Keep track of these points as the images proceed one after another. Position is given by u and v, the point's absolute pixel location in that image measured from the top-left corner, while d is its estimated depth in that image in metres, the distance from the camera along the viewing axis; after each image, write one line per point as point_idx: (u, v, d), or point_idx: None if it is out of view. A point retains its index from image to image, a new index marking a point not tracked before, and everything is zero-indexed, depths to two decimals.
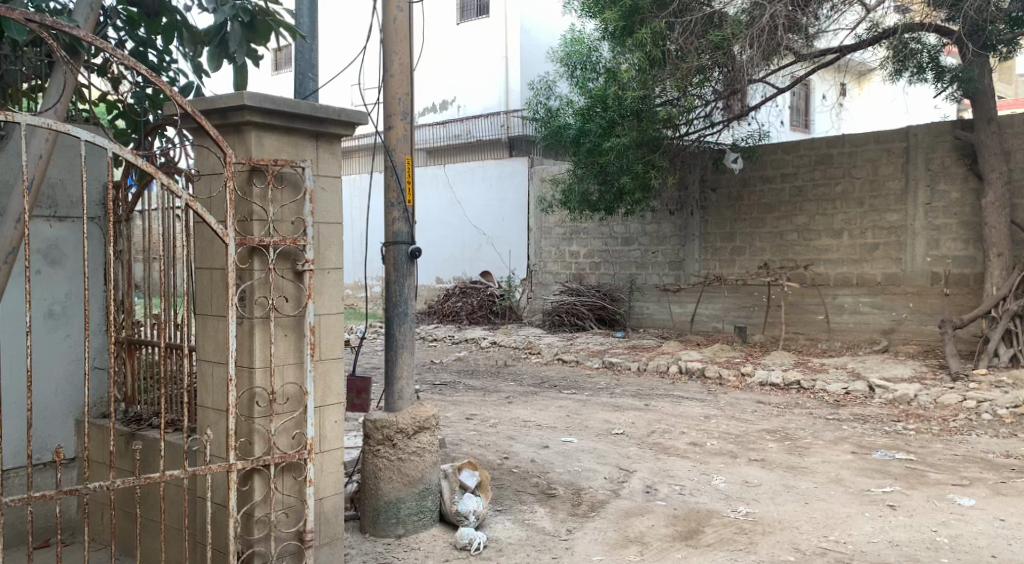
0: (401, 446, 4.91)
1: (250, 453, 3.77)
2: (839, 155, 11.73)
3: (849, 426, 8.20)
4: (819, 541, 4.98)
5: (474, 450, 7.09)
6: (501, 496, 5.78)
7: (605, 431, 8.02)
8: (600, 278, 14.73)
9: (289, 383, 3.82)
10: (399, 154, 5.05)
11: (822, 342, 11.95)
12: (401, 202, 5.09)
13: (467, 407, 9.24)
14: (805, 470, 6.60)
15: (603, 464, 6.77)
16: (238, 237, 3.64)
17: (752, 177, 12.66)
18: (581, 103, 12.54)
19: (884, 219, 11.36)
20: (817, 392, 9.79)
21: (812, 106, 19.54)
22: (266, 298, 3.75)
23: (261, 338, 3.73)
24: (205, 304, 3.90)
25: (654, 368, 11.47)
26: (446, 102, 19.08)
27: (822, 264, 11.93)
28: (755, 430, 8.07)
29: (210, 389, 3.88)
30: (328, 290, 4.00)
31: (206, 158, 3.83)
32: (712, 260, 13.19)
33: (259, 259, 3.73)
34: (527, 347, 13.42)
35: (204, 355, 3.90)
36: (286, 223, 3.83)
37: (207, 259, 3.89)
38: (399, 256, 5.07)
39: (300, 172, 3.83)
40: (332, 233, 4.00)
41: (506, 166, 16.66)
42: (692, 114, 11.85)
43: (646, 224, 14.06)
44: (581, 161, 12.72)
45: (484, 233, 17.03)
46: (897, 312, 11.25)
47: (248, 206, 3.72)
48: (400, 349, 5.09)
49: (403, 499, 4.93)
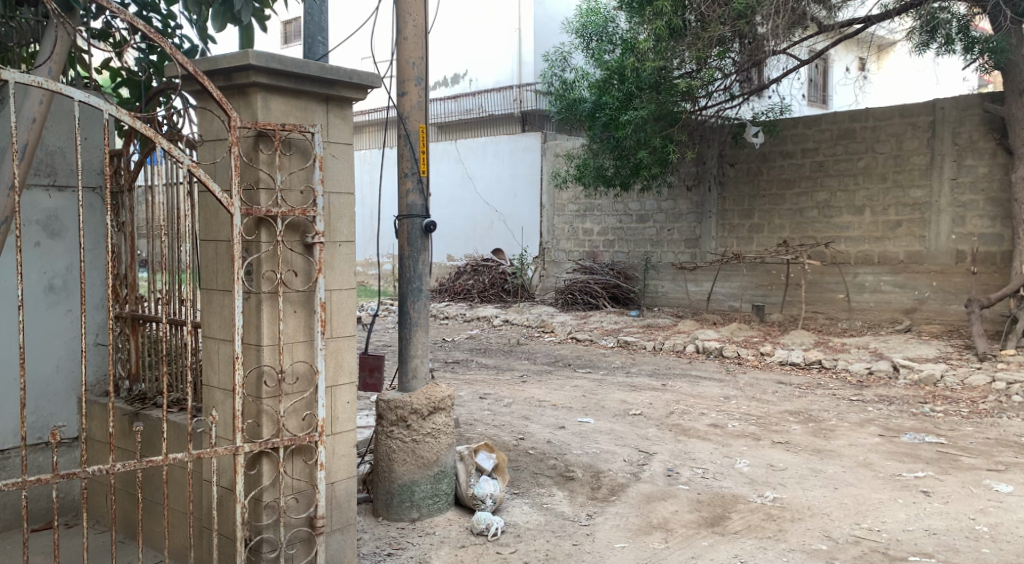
0: (415, 427, 4.71)
1: (258, 436, 3.55)
2: (862, 130, 11.40)
3: (874, 408, 7.96)
4: (852, 529, 4.76)
5: (488, 430, 6.89)
6: (518, 478, 5.59)
7: (622, 412, 7.80)
8: (613, 255, 14.47)
9: (299, 361, 3.61)
10: (413, 122, 4.81)
11: (842, 321, 11.68)
12: (416, 172, 4.86)
13: (480, 386, 9.05)
14: (832, 453, 6.38)
15: (622, 445, 6.56)
16: (245, 206, 3.41)
17: (771, 153, 12.35)
18: (597, 77, 12.19)
19: (908, 196, 11.04)
20: (839, 372, 9.56)
21: (831, 81, 19.13)
22: (274, 272, 3.53)
23: (268, 314, 3.52)
24: (209, 278, 3.68)
25: (670, 347, 11.24)
26: (458, 76, 18.75)
27: (843, 241, 11.66)
28: (777, 411, 7.85)
29: (216, 368, 3.67)
30: (339, 265, 3.78)
31: (210, 122, 3.59)
32: (729, 238, 12.91)
33: (266, 230, 3.51)
34: (540, 325, 13.21)
35: (210, 332, 3.69)
36: (295, 192, 3.60)
37: (212, 230, 3.67)
38: (413, 230, 4.84)
39: (310, 139, 3.60)
40: (343, 203, 3.78)
41: (519, 141, 16.17)
42: (712, 87, 11.61)
43: (661, 201, 13.77)
44: (597, 134, 12.43)
45: (496, 210, 16.75)
46: (920, 291, 10.98)
47: (254, 173, 3.50)
48: (415, 326, 4.88)
49: (417, 482, 4.73)
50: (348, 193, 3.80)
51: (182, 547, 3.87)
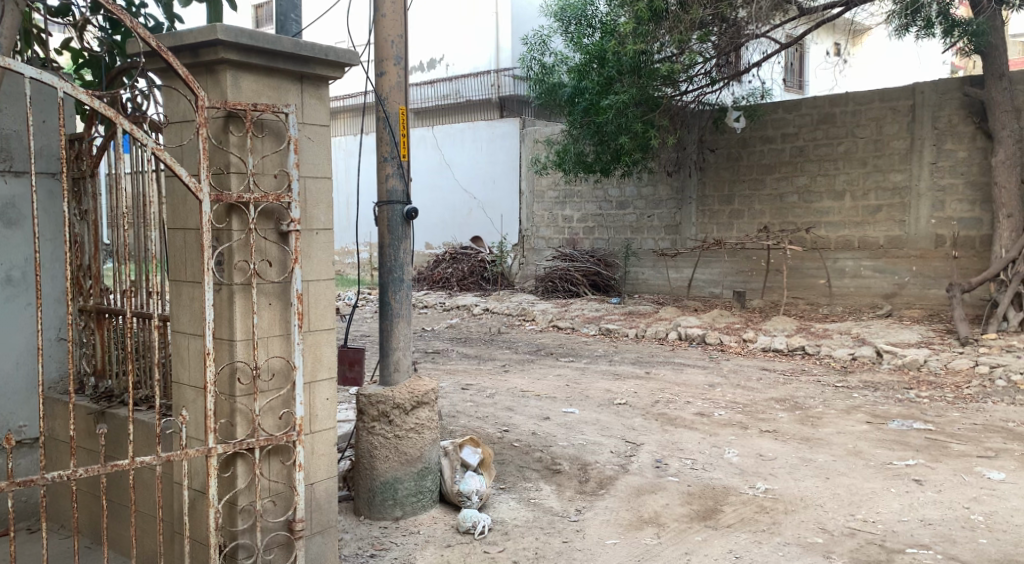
0: (397, 423, 4.54)
1: (232, 436, 3.36)
2: (842, 115, 11.32)
3: (860, 394, 7.88)
4: (846, 520, 4.65)
5: (471, 422, 6.73)
6: (503, 472, 5.44)
7: (607, 402, 7.66)
8: (593, 242, 14.35)
9: (275, 356, 3.41)
10: (392, 103, 4.60)
11: (823, 306, 11.62)
12: (396, 156, 4.66)
13: (462, 377, 8.88)
14: (821, 441, 6.27)
15: (608, 436, 6.42)
16: (214, 193, 3.20)
17: (751, 138, 12.24)
18: (576, 62, 11.96)
19: (888, 180, 10.99)
20: (822, 358, 9.49)
21: (807, 68, 19.08)
22: (247, 262, 3.32)
23: (241, 307, 3.32)
24: (178, 269, 3.47)
25: (653, 334, 11.13)
26: (434, 61, 18.47)
27: (824, 227, 11.58)
28: (763, 399, 7.75)
29: (187, 364, 3.47)
30: (317, 254, 3.59)
31: (175, 102, 3.38)
32: (709, 223, 12.81)
33: (238, 218, 3.30)
34: (521, 313, 13.06)
35: (179, 325, 3.48)
36: (268, 177, 3.40)
37: (180, 218, 3.45)
38: (394, 217, 4.65)
39: (284, 120, 3.39)
40: (321, 188, 3.58)
41: (497, 127, 15.92)
42: (692, 71, 11.55)
43: (641, 186, 13.64)
44: (576, 120, 12.22)
45: (474, 197, 16.51)
46: (900, 276, 10.94)
47: (224, 156, 3.28)
48: (396, 318, 4.69)
49: (400, 479, 4.56)
50: (325, 177, 3.60)
51: (152, 554, 3.67)
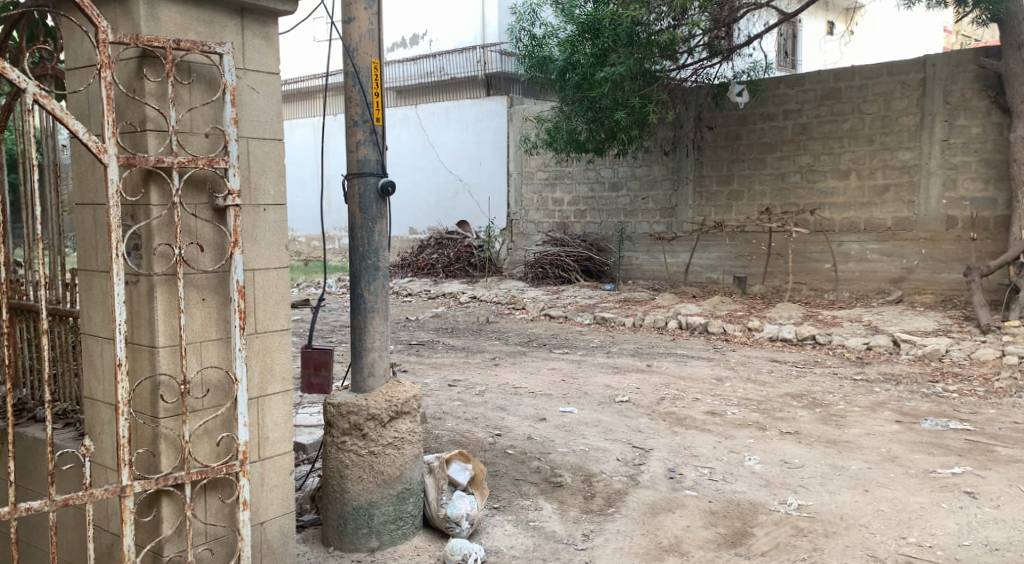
0: (373, 437, 3.85)
1: (154, 468, 2.71)
2: (848, 90, 10.63)
3: (881, 388, 7.20)
4: (898, 546, 3.98)
5: (460, 425, 6.04)
6: (497, 487, 4.75)
7: (608, 399, 6.98)
8: (585, 226, 13.63)
9: (210, 365, 2.76)
10: (363, 56, 3.88)
11: (828, 293, 10.96)
12: (368, 120, 3.92)
13: (448, 372, 8.17)
14: (850, 445, 5.58)
15: (612, 440, 5.74)
16: (124, 157, 2.54)
17: (752, 115, 11.54)
18: (567, 32, 11.11)
19: (897, 158, 10.31)
20: (834, 349, 8.82)
21: (800, 45, 18.35)
22: (170, 247, 2.67)
23: (164, 304, 2.66)
24: (89, 255, 2.84)
25: (651, 323, 10.46)
26: (417, 36, 17.73)
27: (828, 208, 10.90)
28: (777, 394, 7.07)
29: (104, 375, 2.84)
30: (264, 236, 2.94)
31: (83, 45, 2.73)
32: (706, 206, 12.10)
33: (157, 187, 2.64)
34: (510, 301, 12.34)
35: (91, 328, 2.87)
36: (198, 136, 2.74)
37: (89, 193, 2.82)
38: (366, 191, 3.91)
39: (218, 63, 2.72)
40: (268, 153, 2.93)
41: (483, 105, 15.11)
42: (692, 43, 10.89)
43: (635, 166, 12.91)
44: (569, 95, 11.40)
45: (460, 179, 15.75)
46: (908, 259, 10.30)
47: (140, 109, 2.62)
48: (370, 313, 3.97)
49: (376, 504, 3.87)
50: (273, 139, 2.95)
51: None
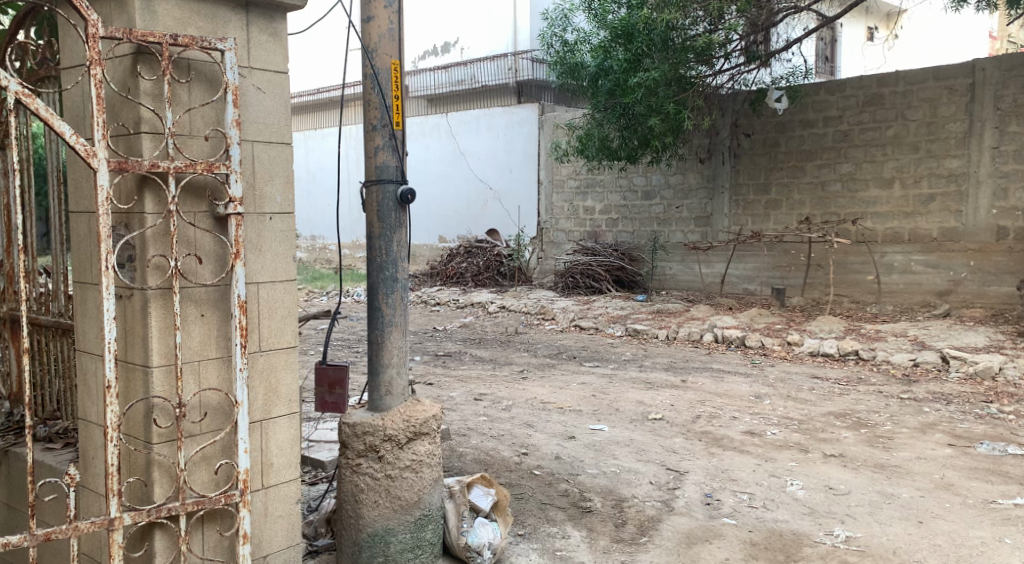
0: (389, 460, 3.63)
1: (147, 499, 2.52)
2: (892, 95, 10.25)
3: (930, 408, 6.82)
4: None
5: (485, 443, 5.80)
6: (522, 512, 4.50)
7: (641, 417, 6.69)
8: (617, 235, 13.33)
9: (208, 387, 2.57)
10: (382, 55, 3.67)
11: (870, 305, 10.55)
12: (387, 125, 3.71)
13: (475, 385, 7.93)
14: (900, 470, 5.23)
15: (645, 462, 5.46)
16: (115, 161, 2.35)
17: (791, 121, 11.17)
18: (600, 37, 10.87)
19: (943, 166, 9.91)
20: (879, 365, 8.44)
21: (838, 51, 17.94)
22: (166, 259, 2.48)
23: (159, 320, 2.47)
24: (83, 266, 2.64)
25: (685, 336, 10.13)
26: (448, 44, 17.64)
27: (870, 218, 10.51)
28: (820, 414, 6.73)
29: (97, 396, 2.64)
30: (271, 247, 2.75)
31: (76, 41, 2.54)
32: (743, 215, 11.76)
33: (152, 195, 2.45)
34: (539, 311, 12.08)
35: (84, 344, 2.67)
36: (197, 139, 2.55)
37: (84, 199, 2.62)
38: (385, 200, 3.70)
39: (219, 61, 2.53)
40: (276, 158, 2.75)
41: (514, 113, 14.90)
42: (729, 47, 10.59)
43: (669, 175, 12.58)
44: (601, 102, 11.13)
45: (490, 187, 15.54)
46: (955, 271, 9.88)
47: (134, 109, 2.43)
48: (388, 328, 3.75)
49: (393, 531, 3.64)
50: (281, 143, 2.76)
51: None
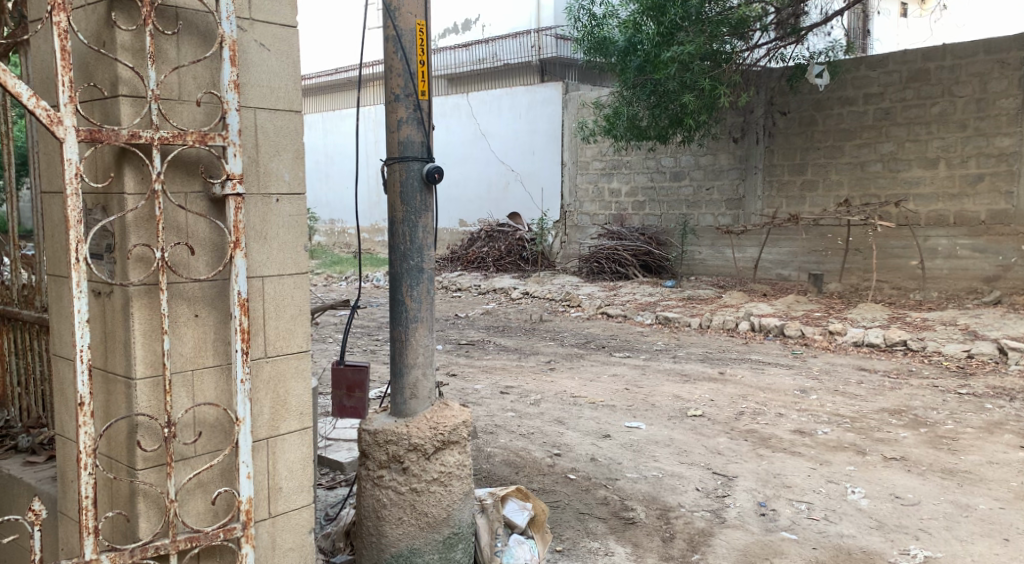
0: (415, 472, 3.22)
1: (133, 535, 2.24)
2: (938, 70, 9.68)
3: (992, 405, 6.33)
4: None
5: (514, 442, 5.39)
6: (558, 523, 4.09)
7: (678, 413, 6.24)
8: (644, 219, 12.83)
9: (204, 401, 2.29)
10: (406, 15, 3.23)
11: (913, 292, 10.01)
12: (411, 94, 3.27)
13: (501, 377, 7.51)
14: (971, 476, 4.77)
15: (688, 464, 5.03)
16: (87, 131, 2.02)
17: (829, 98, 10.60)
18: (629, 11, 10.29)
19: (993, 145, 9.33)
20: (930, 356, 7.93)
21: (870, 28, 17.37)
22: (151, 249, 2.17)
23: (143, 324, 2.17)
24: (58, 260, 2.30)
25: (719, 325, 9.63)
26: (469, 22, 17.19)
27: (914, 200, 9.96)
28: (872, 410, 6.27)
29: (72, 410, 2.29)
30: (277, 233, 2.47)
31: None
32: (778, 198, 11.22)
33: (132, 171, 2.15)
34: (565, 298, 11.63)
35: (57, 348, 2.31)
36: (188, 104, 2.26)
37: (55, 180, 2.26)
38: (409, 179, 3.27)
39: (213, 10, 2.24)
40: (282, 128, 2.47)
41: (538, 91, 14.38)
42: (765, 18, 10.03)
43: (699, 155, 12.04)
44: (629, 79, 10.58)
45: (511, 169, 15.07)
46: (1005, 256, 9.31)
47: (112, 67, 2.12)
48: (412, 324, 3.34)
49: (419, 551, 3.24)
50: (288, 111, 2.48)
51: None
